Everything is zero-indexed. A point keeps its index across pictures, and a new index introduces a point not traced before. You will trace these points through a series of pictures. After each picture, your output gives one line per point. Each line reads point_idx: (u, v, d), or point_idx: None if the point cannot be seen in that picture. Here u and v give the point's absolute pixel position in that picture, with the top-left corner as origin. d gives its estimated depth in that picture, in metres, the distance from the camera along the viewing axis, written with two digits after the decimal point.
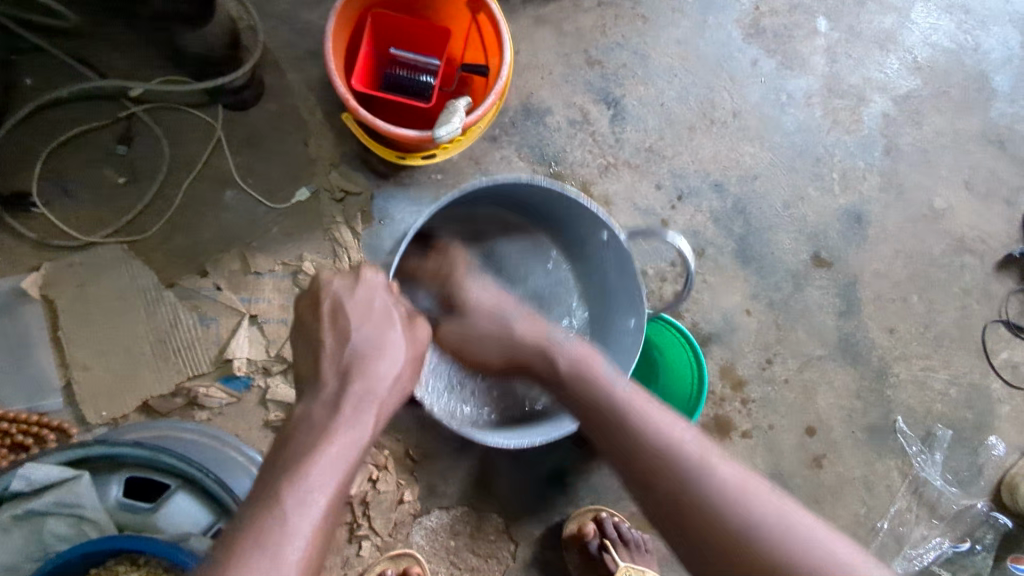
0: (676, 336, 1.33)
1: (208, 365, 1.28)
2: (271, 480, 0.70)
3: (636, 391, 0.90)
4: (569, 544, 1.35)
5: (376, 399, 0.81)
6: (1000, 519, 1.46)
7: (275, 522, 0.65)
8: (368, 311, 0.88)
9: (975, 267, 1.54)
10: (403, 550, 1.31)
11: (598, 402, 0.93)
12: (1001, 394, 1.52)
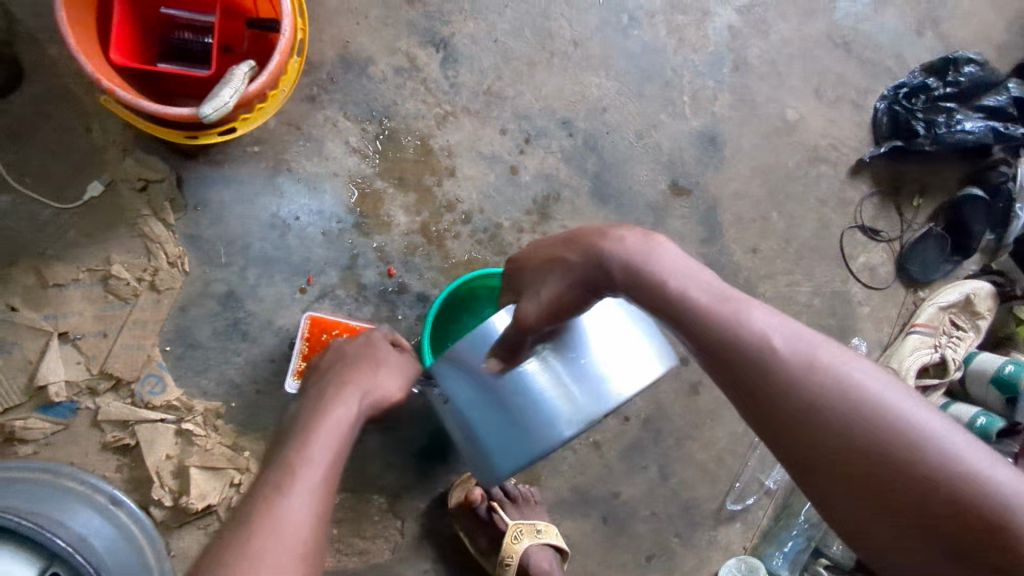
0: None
1: (20, 396, 1.14)
2: (289, 425, 0.83)
3: (674, 264, 0.75)
4: (457, 513, 1.32)
5: (365, 391, 0.88)
6: None
7: (295, 448, 0.74)
8: (362, 346, 0.99)
9: (830, 176, 1.54)
10: None
11: (630, 280, 0.76)
12: (861, 297, 1.57)
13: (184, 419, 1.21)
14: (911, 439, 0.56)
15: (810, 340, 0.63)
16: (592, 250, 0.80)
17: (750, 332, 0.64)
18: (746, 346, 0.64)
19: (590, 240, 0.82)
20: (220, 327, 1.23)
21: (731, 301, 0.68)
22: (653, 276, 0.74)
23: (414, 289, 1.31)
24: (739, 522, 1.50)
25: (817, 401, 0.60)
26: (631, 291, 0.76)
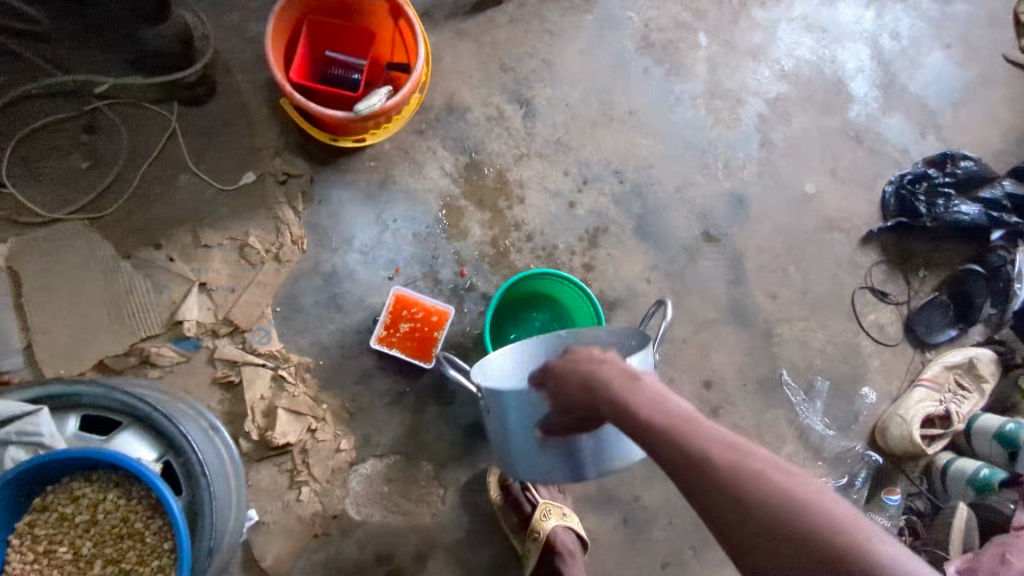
0: (591, 306, 1.48)
1: (161, 327, 1.42)
2: None
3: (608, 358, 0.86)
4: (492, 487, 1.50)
5: None
6: (873, 456, 1.67)
7: None
8: None
9: (844, 242, 1.78)
10: None
11: (574, 381, 0.85)
12: (871, 350, 1.75)
13: (280, 367, 1.46)
14: (845, 536, 0.63)
15: (773, 459, 0.70)
16: (583, 366, 0.85)
17: (672, 416, 0.75)
18: (667, 431, 0.73)
19: (565, 363, 0.89)
20: (322, 298, 1.51)
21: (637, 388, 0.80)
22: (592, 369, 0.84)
23: (481, 289, 1.57)
24: None
25: (793, 516, 0.64)
26: (620, 422, 0.78)
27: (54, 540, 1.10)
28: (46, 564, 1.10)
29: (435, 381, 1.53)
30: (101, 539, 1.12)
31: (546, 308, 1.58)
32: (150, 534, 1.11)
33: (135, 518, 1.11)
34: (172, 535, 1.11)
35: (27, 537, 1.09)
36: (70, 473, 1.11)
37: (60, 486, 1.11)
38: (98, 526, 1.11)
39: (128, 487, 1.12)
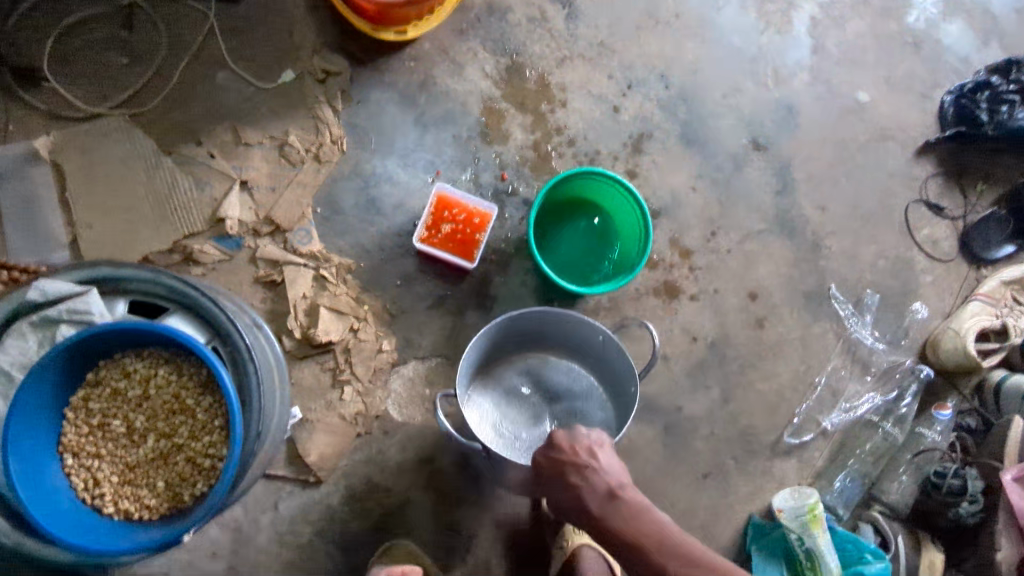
0: (637, 209, 1.43)
1: (203, 224, 1.41)
2: None
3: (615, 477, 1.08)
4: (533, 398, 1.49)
5: None
6: (924, 370, 1.61)
7: None
8: None
9: (898, 153, 1.71)
10: (392, 543, 1.39)
11: (574, 504, 1.08)
12: (924, 266, 1.68)
13: (322, 267, 1.45)
14: None
15: (704, 556, 0.98)
16: (577, 486, 1.07)
17: (652, 539, 1.00)
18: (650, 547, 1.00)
19: (560, 458, 1.11)
20: (362, 200, 1.49)
21: (627, 510, 1.04)
22: (609, 519, 1.03)
23: (522, 194, 1.54)
24: (794, 458, 1.59)
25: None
26: (607, 542, 1.05)
27: (109, 413, 1.12)
28: (100, 436, 1.12)
29: (476, 286, 1.51)
30: (153, 415, 1.13)
31: (587, 215, 1.53)
32: (200, 410, 1.12)
33: (186, 393, 1.12)
34: (222, 411, 1.13)
35: (82, 410, 1.10)
36: (122, 349, 1.13)
37: (112, 362, 1.12)
38: (150, 402, 1.13)
39: (179, 364, 1.12)
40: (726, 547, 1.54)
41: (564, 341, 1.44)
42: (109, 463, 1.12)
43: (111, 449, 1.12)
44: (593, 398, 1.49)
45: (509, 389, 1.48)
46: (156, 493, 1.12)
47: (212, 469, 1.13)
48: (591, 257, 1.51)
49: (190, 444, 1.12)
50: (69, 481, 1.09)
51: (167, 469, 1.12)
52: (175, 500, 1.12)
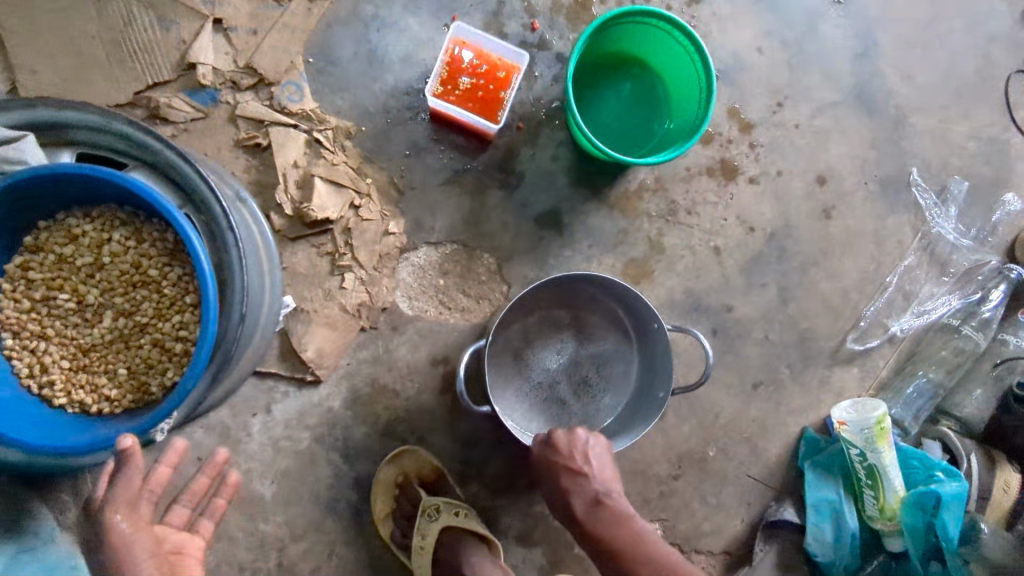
0: (699, 74, 1.18)
1: (171, 73, 1.17)
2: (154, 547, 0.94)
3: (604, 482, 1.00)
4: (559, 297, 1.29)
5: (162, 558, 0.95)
6: (1014, 271, 1.39)
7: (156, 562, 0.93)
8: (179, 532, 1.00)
9: (1002, 12, 1.43)
10: (402, 449, 1.24)
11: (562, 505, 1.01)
12: (1021, 150, 1.44)
13: (316, 130, 1.21)
14: None
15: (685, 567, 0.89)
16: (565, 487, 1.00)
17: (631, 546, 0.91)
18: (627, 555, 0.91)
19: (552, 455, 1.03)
20: (362, 50, 1.23)
21: (613, 515, 0.96)
22: (591, 524, 0.96)
23: (555, 49, 1.28)
24: (856, 367, 1.39)
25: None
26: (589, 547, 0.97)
27: (53, 286, 0.97)
28: (45, 313, 0.97)
29: (499, 160, 1.27)
30: (108, 288, 0.98)
31: (632, 77, 1.29)
32: (166, 284, 0.98)
33: (147, 263, 0.98)
34: (193, 287, 0.98)
35: (21, 282, 0.96)
36: (66, 207, 0.97)
37: (55, 223, 0.97)
38: (104, 273, 0.98)
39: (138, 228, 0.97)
40: (776, 463, 1.37)
41: (618, 294, 1.23)
42: (58, 346, 0.97)
43: (57, 329, 0.97)
44: (620, 348, 1.31)
45: (544, 318, 1.29)
46: (115, 383, 0.97)
47: (184, 354, 0.99)
48: (634, 128, 1.28)
49: (156, 324, 0.98)
50: (11, 365, 0.96)
51: (127, 353, 0.98)
52: (139, 391, 0.98)
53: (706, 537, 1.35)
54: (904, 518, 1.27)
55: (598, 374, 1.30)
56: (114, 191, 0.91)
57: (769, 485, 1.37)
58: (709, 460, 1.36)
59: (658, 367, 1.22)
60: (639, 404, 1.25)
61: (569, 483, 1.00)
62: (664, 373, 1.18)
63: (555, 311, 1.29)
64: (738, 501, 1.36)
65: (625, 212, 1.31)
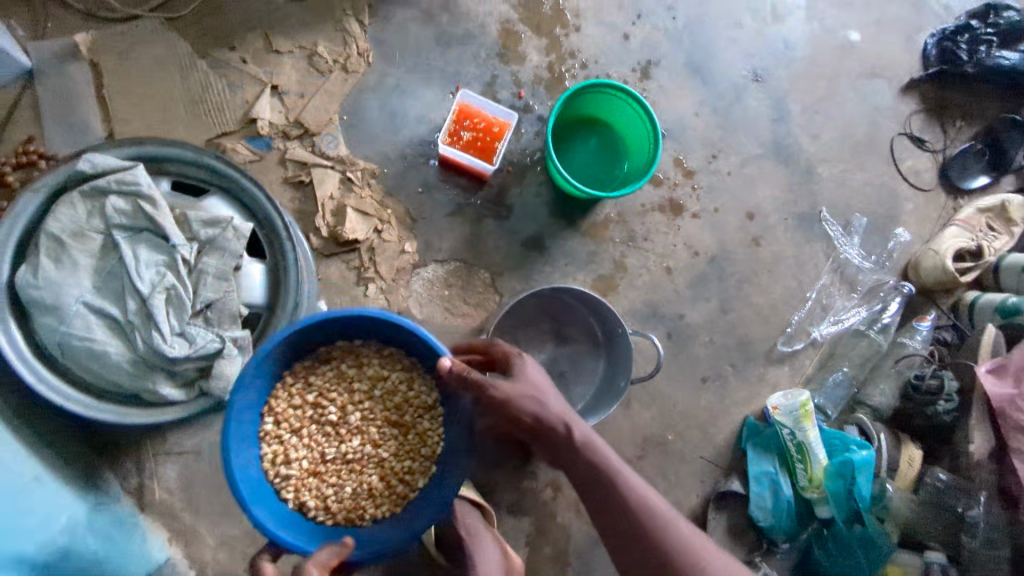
0: (649, 131, 1.52)
1: (236, 125, 1.49)
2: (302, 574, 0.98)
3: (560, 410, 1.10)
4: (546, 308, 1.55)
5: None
6: (905, 286, 1.73)
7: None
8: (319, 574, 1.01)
9: (885, 88, 1.83)
10: None
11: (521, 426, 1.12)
12: (906, 194, 1.81)
13: (348, 170, 1.52)
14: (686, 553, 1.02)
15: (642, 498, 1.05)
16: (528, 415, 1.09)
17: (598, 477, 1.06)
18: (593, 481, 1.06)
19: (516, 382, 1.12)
20: (385, 109, 1.57)
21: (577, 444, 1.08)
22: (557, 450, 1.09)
23: (537, 111, 1.63)
24: (786, 365, 1.69)
25: (660, 545, 1.01)
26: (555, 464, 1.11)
27: (325, 394, 1.27)
28: (312, 412, 1.27)
29: (493, 196, 1.59)
30: (368, 416, 1.29)
31: (597, 133, 1.64)
32: (411, 435, 1.29)
33: (399, 412, 1.30)
34: (434, 442, 1.29)
35: (302, 382, 1.26)
36: (366, 339, 1.31)
37: (320, 351, 1.30)
38: (370, 403, 1.29)
39: (395, 383, 1.29)
40: (724, 446, 1.64)
41: (591, 304, 1.50)
42: (311, 447, 1.26)
43: (314, 434, 1.26)
44: (592, 350, 1.58)
45: (530, 323, 1.57)
46: (343, 497, 1.24)
47: (397, 495, 1.26)
48: (600, 171, 1.62)
49: (391, 458, 1.27)
50: (263, 448, 1.22)
51: (359, 474, 1.26)
52: (354, 511, 1.23)
53: None
54: (829, 486, 1.54)
55: (572, 368, 1.59)
56: (410, 340, 1.26)
57: (719, 465, 1.64)
58: (668, 443, 1.63)
59: (619, 361, 1.49)
60: (604, 391, 1.52)
61: (558, 415, 1.09)
62: (624, 365, 1.45)
63: (540, 319, 1.57)
64: (694, 478, 1.63)
65: (594, 238, 1.63)
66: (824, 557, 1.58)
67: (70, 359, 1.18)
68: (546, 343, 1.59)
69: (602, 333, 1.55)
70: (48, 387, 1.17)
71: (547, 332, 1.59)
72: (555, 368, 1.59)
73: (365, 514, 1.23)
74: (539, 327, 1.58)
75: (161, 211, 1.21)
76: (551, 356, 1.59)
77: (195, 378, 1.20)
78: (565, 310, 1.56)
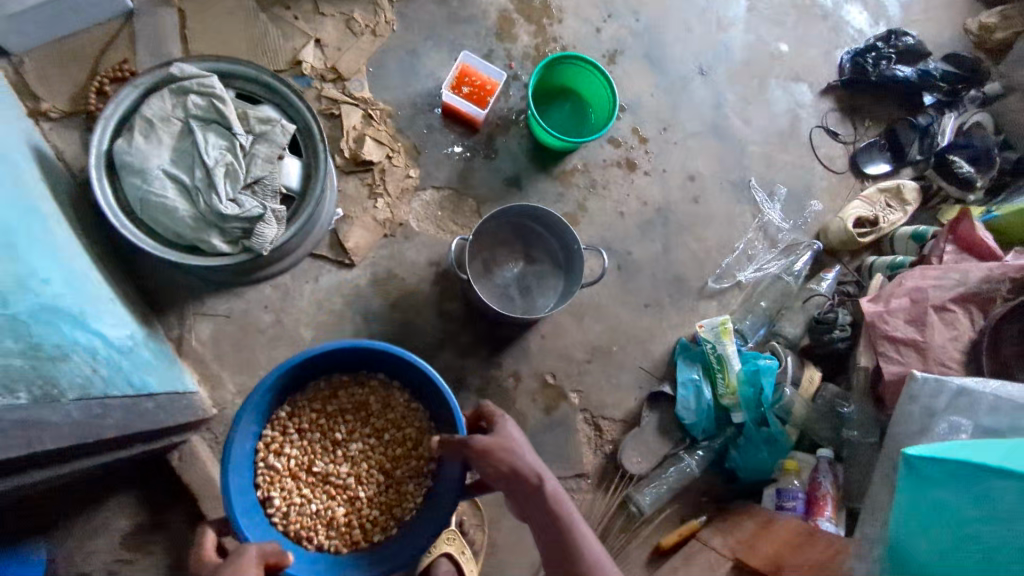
0: (610, 97, 1.93)
1: (285, 66, 1.89)
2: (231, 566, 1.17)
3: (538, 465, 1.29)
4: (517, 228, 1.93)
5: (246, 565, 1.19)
6: (814, 245, 2.12)
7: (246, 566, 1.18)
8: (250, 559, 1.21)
9: (807, 90, 2.26)
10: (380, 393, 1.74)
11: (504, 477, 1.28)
12: (821, 174, 2.21)
13: (370, 108, 1.91)
14: None
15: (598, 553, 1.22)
16: (516, 464, 1.27)
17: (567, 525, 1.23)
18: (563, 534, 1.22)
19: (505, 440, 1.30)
20: (403, 66, 1.97)
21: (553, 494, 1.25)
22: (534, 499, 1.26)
23: (523, 79, 2.03)
24: (715, 300, 2.06)
25: None
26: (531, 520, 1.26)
27: (342, 419, 1.67)
28: (327, 426, 1.66)
29: (484, 141, 1.98)
30: (364, 450, 1.66)
31: (571, 101, 2.05)
32: (391, 490, 1.63)
33: (390, 464, 1.65)
34: (404, 500, 1.62)
35: (325, 403, 1.66)
36: (392, 391, 1.70)
37: (336, 382, 1.69)
38: (373, 441, 1.68)
39: (393, 435, 1.68)
40: (659, 360, 1.98)
41: (552, 225, 1.87)
42: (308, 453, 1.62)
43: (318, 445, 1.64)
44: (555, 267, 1.94)
45: (505, 242, 1.94)
46: (309, 510, 1.56)
47: (345, 531, 1.57)
48: (570, 130, 2.02)
49: (365, 500, 1.61)
50: (266, 433, 1.58)
51: (333, 497, 1.60)
52: (307, 528, 1.55)
53: (609, 407, 1.93)
54: (743, 391, 1.86)
55: (537, 281, 1.94)
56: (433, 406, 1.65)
57: (655, 374, 1.97)
58: (613, 353, 1.96)
59: (575, 272, 1.84)
60: (561, 297, 1.86)
61: (531, 467, 1.27)
62: (578, 272, 1.80)
63: (513, 239, 1.94)
64: (633, 384, 1.96)
65: (563, 182, 2.01)
66: (738, 454, 1.87)
67: (147, 214, 1.52)
68: (517, 260, 1.94)
69: (564, 252, 1.91)
70: (128, 231, 1.51)
71: (520, 250, 1.95)
72: (522, 280, 1.93)
73: (313, 538, 1.54)
74: (511, 245, 1.94)
75: (228, 109, 1.58)
76: (521, 271, 1.94)
77: (227, 244, 1.55)
78: (533, 232, 1.93)
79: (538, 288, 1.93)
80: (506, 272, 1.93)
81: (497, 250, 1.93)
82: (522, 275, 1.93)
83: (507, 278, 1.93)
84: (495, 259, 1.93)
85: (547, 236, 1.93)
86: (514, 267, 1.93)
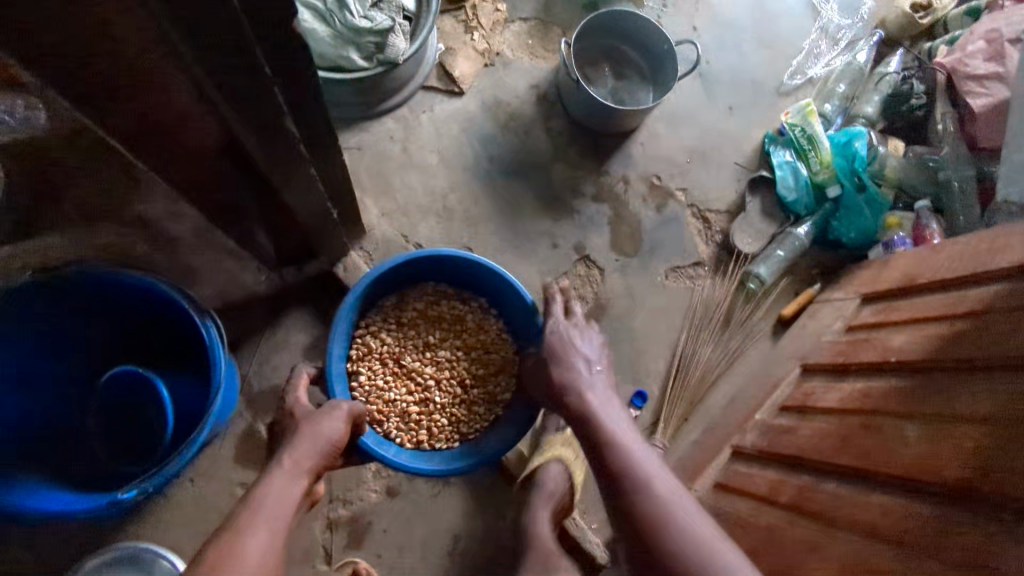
0: None
1: None
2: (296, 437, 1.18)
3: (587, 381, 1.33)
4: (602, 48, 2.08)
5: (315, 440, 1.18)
6: (875, 32, 2.24)
7: (315, 440, 1.18)
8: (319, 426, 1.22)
9: None
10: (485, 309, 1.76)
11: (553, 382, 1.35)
12: None
13: None
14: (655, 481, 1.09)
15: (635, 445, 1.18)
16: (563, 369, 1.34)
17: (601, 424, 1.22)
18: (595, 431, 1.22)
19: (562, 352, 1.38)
20: None
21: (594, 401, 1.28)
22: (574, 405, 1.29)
23: None
24: (792, 97, 2.20)
25: (629, 466, 1.13)
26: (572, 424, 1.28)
27: (439, 327, 1.70)
28: (425, 330, 1.69)
29: None
30: (450, 362, 1.68)
31: None
32: (463, 408, 1.65)
33: (472, 385, 1.67)
34: (470, 420, 1.65)
35: (429, 308, 1.69)
36: (493, 317, 1.72)
37: (431, 292, 1.71)
38: (462, 357, 1.69)
39: (478, 357, 1.69)
40: (750, 154, 2.12)
41: (629, 33, 2.02)
42: (402, 347, 1.67)
43: (411, 342, 1.68)
44: (643, 77, 2.07)
45: (594, 63, 2.07)
46: (386, 396, 1.62)
47: (410, 422, 1.62)
48: None
49: (439, 407, 1.64)
50: (368, 318, 1.65)
51: (411, 394, 1.65)
52: (380, 409, 1.61)
53: (713, 201, 2.06)
54: (836, 163, 2.00)
55: (630, 93, 2.06)
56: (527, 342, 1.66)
57: (748, 167, 2.11)
58: (708, 152, 2.10)
59: (665, 64, 1.96)
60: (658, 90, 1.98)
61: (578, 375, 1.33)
62: (669, 58, 1.92)
63: (600, 61, 2.08)
64: (730, 177, 2.09)
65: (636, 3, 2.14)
66: (839, 223, 2.00)
67: None
68: (608, 77, 2.07)
69: (648, 58, 2.04)
70: None
71: (610, 70, 2.08)
72: (616, 94, 2.06)
73: (383, 422, 1.60)
74: (597, 66, 2.07)
75: None
76: (614, 87, 2.07)
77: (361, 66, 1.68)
78: (616, 51, 2.08)
79: (634, 98, 2.06)
80: (601, 89, 2.05)
81: (588, 70, 2.06)
82: (616, 90, 2.06)
83: (604, 92, 2.05)
84: (590, 78, 2.05)
85: (630, 50, 2.06)
86: (607, 84, 2.06)
